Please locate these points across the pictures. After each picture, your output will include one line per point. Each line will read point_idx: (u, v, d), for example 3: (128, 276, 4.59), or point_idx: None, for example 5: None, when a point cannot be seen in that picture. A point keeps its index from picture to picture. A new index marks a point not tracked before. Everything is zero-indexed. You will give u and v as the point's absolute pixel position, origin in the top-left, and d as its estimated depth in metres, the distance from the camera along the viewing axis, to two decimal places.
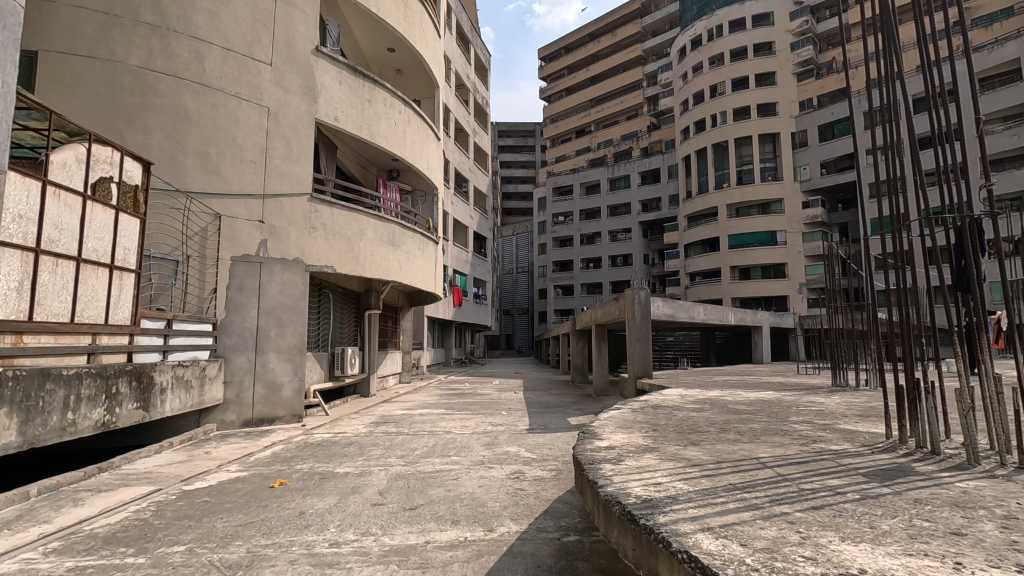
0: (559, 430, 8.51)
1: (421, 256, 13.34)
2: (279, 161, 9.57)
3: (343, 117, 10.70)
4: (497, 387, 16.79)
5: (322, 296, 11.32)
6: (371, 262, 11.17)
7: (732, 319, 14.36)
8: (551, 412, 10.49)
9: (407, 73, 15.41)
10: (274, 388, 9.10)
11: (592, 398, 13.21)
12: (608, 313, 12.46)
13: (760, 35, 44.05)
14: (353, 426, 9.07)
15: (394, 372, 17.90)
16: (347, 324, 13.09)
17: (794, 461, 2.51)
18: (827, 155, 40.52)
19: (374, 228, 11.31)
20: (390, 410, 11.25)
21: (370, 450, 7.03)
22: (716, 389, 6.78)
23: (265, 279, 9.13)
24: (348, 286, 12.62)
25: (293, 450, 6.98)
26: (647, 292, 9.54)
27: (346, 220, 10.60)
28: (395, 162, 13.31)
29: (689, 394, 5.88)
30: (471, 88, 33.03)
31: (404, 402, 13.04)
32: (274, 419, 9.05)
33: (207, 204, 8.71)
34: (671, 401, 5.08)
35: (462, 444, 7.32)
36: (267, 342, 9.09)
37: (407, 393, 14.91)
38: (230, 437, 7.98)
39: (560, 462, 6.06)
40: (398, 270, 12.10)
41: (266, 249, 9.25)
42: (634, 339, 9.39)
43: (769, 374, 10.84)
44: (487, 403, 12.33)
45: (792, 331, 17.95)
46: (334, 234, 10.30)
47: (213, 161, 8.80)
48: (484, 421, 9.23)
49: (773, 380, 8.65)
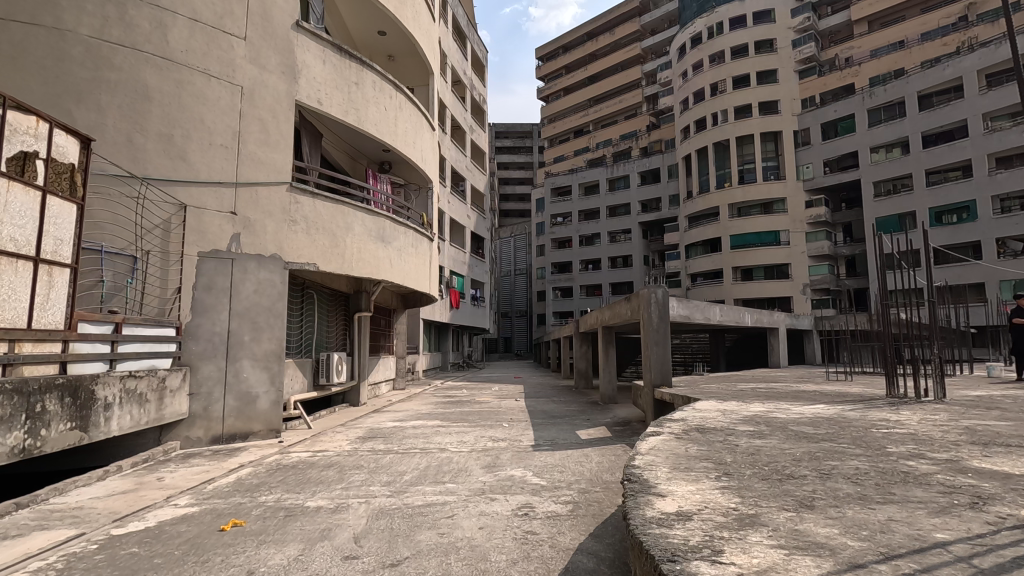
0: (570, 447, 7.52)
1: (415, 254, 12.34)
2: (254, 146, 8.58)
3: (328, 100, 9.72)
4: (496, 394, 15.81)
5: (306, 297, 10.36)
6: (358, 260, 10.16)
7: (749, 320, 13.42)
8: (558, 424, 9.52)
9: (400, 60, 14.49)
10: (248, 400, 8.12)
11: (600, 406, 12.25)
12: (617, 314, 11.51)
13: (762, 32, 43.24)
14: (336, 442, 8.04)
15: (388, 379, 16.90)
16: (335, 328, 12.11)
17: (1015, 557, 1.53)
18: (830, 154, 39.94)
19: (362, 222, 10.31)
20: (380, 422, 10.25)
21: (351, 474, 6.03)
22: (755, 402, 5.82)
23: (238, 277, 8.19)
24: (335, 286, 11.63)
25: (262, 475, 5.97)
26: (666, 291, 8.52)
27: (330, 213, 9.61)
28: (386, 153, 12.35)
29: (731, 410, 4.89)
30: (467, 84, 32.09)
31: (396, 411, 12.04)
32: (248, 435, 8.07)
33: (170, 192, 7.72)
34: (717, 422, 4.09)
35: (459, 465, 6.33)
36: (240, 348, 8.12)
37: (400, 402, 13.90)
38: (192, 459, 6.92)
39: (576, 492, 5.07)
40: (389, 269, 11.12)
41: (238, 244, 8.26)
42: (650, 343, 8.40)
43: (797, 380, 9.89)
44: (486, 413, 11.34)
45: (808, 333, 17.02)
46: (317, 228, 9.33)
47: (178, 145, 7.83)
48: (484, 437, 8.23)
49: (808, 390, 7.67)
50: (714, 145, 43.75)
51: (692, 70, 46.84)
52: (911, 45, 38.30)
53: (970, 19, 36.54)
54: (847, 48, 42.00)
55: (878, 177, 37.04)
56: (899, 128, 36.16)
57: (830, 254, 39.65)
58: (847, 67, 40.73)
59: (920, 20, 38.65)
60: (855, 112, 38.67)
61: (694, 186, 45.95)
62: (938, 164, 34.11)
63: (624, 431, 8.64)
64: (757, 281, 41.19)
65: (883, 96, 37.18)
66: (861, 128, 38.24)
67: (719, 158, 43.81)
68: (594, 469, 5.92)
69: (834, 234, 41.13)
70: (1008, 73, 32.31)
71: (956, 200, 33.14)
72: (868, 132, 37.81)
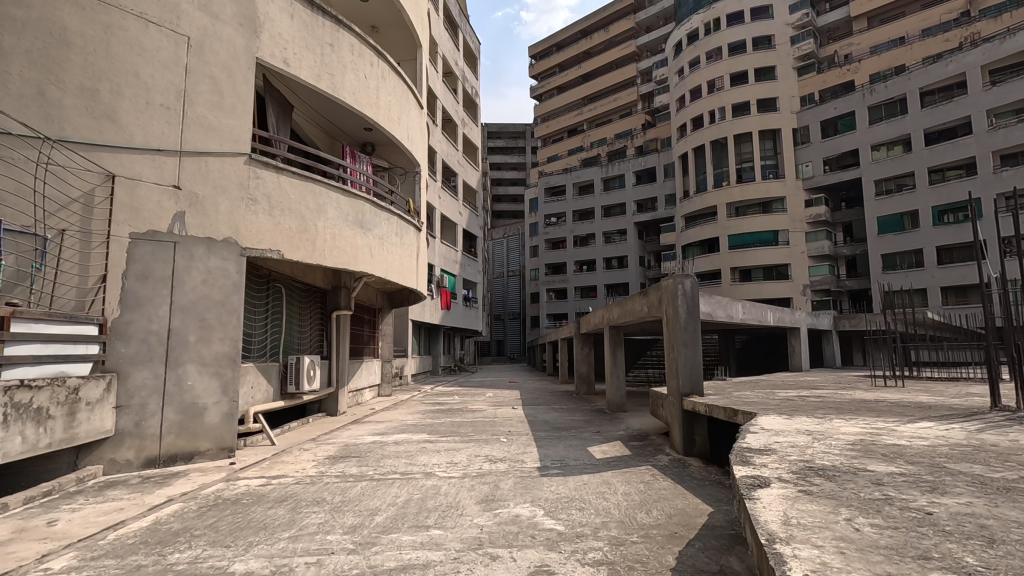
0: (586, 470, 6.13)
1: (400, 245, 10.95)
2: (203, 109, 7.18)
3: (296, 61, 8.33)
4: (491, 401, 14.40)
5: (272, 291, 9.00)
6: (332, 248, 8.77)
7: (772, 319, 12.15)
8: (564, 438, 8.13)
9: (385, 32, 13.16)
10: (194, 412, 6.78)
11: (607, 416, 10.90)
12: (628, 311, 10.20)
13: (760, 28, 42.24)
14: (299, 465, 6.59)
15: (371, 385, 15.44)
16: (308, 329, 10.72)
17: None
18: (830, 152, 38.92)
19: (336, 203, 8.93)
20: (358, 437, 8.84)
21: (305, 514, 4.60)
22: (826, 417, 4.52)
23: (183, 264, 6.83)
24: (308, 280, 10.26)
25: (188, 517, 4.52)
26: (696, 281, 7.16)
27: (299, 193, 8.24)
28: (369, 130, 11.00)
29: (822, 435, 3.53)
30: (459, 76, 30.78)
31: (378, 421, 10.63)
32: (192, 455, 6.71)
33: (94, 158, 6.31)
34: (822, 458, 2.76)
35: (449, 500, 4.95)
36: (183, 351, 6.76)
37: (384, 411, 12.45)
38: (111, 489, 5.47)
39: (609, 545, 3.71)
40: (369, 261, 9.73)
41: (183, 225, 6.87)
42: (677, 343, 7.08)
43: (839, 386, 8.64)
44: (481, 424, 9.94)
45: (828, 334, 15.83)
46: (283, 210, 7.96)
47: (105, 102, 6.42)
48: (480, 457, 6.86)
49: (866, 399, 6.37)
50: (711, 143, 42.64)
51: (688, 68, 45.85)
52: (912, 41, 37.48)
53: (972, 15, 35.76)
54: (847, 45, 41.19)
55: (879, 175, 36.03)
56: (901, 125, 35.23)
57: (831, 254, 38.61)
58: (846, 64, 39.89)
59: (921, 16, 37.87)
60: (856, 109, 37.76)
61: (691, 185, 44.80)
62: (941, 162, 33.16)
63: (645, 448, 7.32)
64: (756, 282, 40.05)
65: (885, 92, 36.29)
66: (862, 125, 37.32)
67: (717, 157, 42.65)
68: (619, 507, 4.54)
69: (834, 234, 40.16)
70: (1011, 69, 31.55)
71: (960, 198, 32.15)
72: (868, 129, 36.86)
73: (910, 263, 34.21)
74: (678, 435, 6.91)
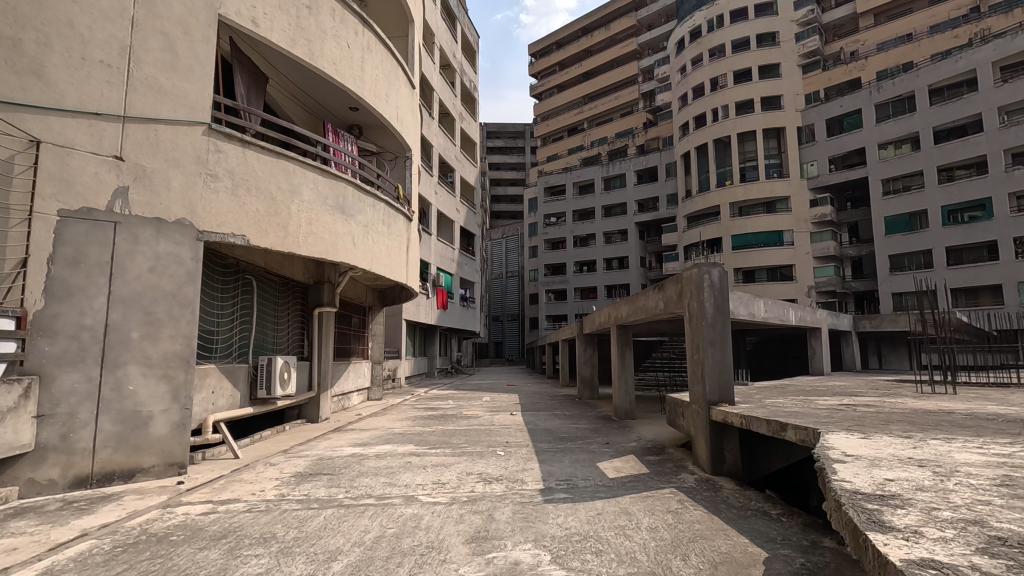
0: (598, 493, 5.14)
1: (388, 236, 9.95)
2: (153, 69, 6.19)
3: (266, 22, 7.33)
4: (487, 406, 13.38)
5: (239, 283, 8.01)
6: (307, 234, 7.74)
7: (793, 318, 11.17)
8: (569, 451, 7.11)
9: (373, 6, 12.15)
10: (137, 422, 5.78)
11: (614, 424, 9.90)
12: (639, 309, 9.20)
13: (764, 24, 41.31)
14: (258, 486, 5.57)
15: (360, 389, 14.44)
16: (285, 327, 9.73)
17: None
18: (835, 150, 37.96)
19: (313, 184, 7.92)
20: (335, 448, 7.79)
21: (243, 559, 3.57)
22: (911, 437, 3.51)
23: (126, 248, 5.84)
24: (284, 272, 9.26)
25: (91, 564, 3.50)
26: (725, 271, 6.09)
27: (269, 173, 7.24)
28: (356, 109, 10.13)
29: (948, 470, 2.49)
30: (457, 69, 29.81)
31: (361, 429, 9.61)
32: (135, 472, 5.72)
33: (15, 120, 5.30)
34: (998, 520, 1.75)
35: (432, 538, 3.94)
36: (126, 349, 5.77)
37: (371, 417, 11.45)
38: (18, 519, 4.45)
39: None
40: (352, 250, 8.70)
41: (126, 203, 5.88)
42: (703, 343, 6.01)
43: (881, 394, 7.63)
44: (475, 434, 8.92)
45: (847, 335, 14.89)
46: (249, 189, 6.96)
47: (31, 55, 5.41)
48: (472, 475, 5.84)
49: (925, 410, 5.39)
50: (714, 142, 41.69)
51: (691, 65, 44.92)
52: (920, 38, 36.56)
53: (982, 10, 34.86)
54: (853, 42, 40.34)
55: (887, 175, 35.05)
56: (909, 123, 34.28)
57: (836, 255, 37.58)
58: (853, 61, 38.98)
59: (929, 12, 36.97)
60: (863, 107, 36.86)
61: (693, 184, 43.84)
62: (950, 161, 32.21)
63: (663, 464, 6.32)
64: (759, 283, 39.03)
65: (892, 90, 35.38)
66: (869, 123, 36.37)
67: (720, 156, 41.68)
68: (646, 552, 3.54)
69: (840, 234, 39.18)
70: None
71: (970, 198, 31.25)
72: (875, 128, 35.93)
73: (919, 264, 33.28)
74: (704, 449, 5.91)
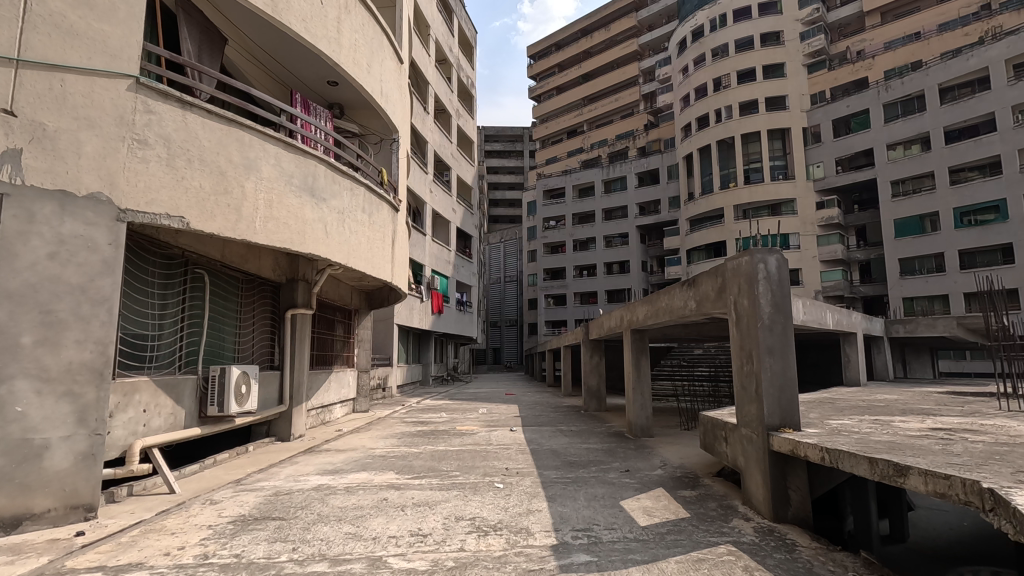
0: (632, 552, 3.83)
1: (370, 227, 8.65)
2: (61, 4, 4.86)
3: None
4: (484, 420, 12.02)
5: (184, 278, 6.72)
6: (267, 219, 6.43)
7: (831, 321, 9.91)
8: (584, 484, 5.80)
9: None
10: (27, 453, 4.44)
11: (630, 444, 8.58)
12: (659, 310, 7.92)
13: (769, 23, 40.15)
14: (180, 540, 4.22)
15: (343, 400, 13.05)
16: (249, 331, 8.44)
17: None
18: (842, 151, 36.75)
19: (274, 159, 6.61)
20: (299, 478, 6.43)
21: None
22: None
23: (16, 229, 4.53)
24: (246, 266, 7.97)
25: None
26: (783, 261, 4.81)
27: (217, 143, 5.94)
28: (334, 83, 8.92)
29: None
30: (454, 64, 28.64)
31: (336, 451, 8.22)
32: (22, 521, 4.39)
33: None
34: None
35: None
36: (11, 360, 4.43)
37: (352, 434, 10.10)
38: None
39: None
40: (325, 240, 7.39)
41: (19, 169, 4.56)
42: (758, 351, 4.67)
43: (957, 411, 6.32)
44: (466, 457, 7.58)
45: (879, 341, 13.71)
46: (189, 160, 5.64)
47: None
48: (462, 523, 4.53)
49: None
50: (718, 143, 40.42)
51: (693, 65, 43.73)
52: (928, 36, 35.35)
53: (993, 8, 33.78)
54: (859, 41, 39.27)
55: (896, 176, 33.87)
56: (918, 123, 33.14)
57: (844, 258, 36.35)
58: (859, 60, 37.87)
59: (939, 10, 35.91)
60: (870, 107, 35.75)
61: (696, 187, 42.57)
62: (962, 161, 31.07)
63: (708, 504, 4.98)
64: None
65: (900, 89, 34.27)
66: (876, 124, 35.23)
67: (723, 158, 40.34)
68: None
69: (847, 237, 37.87)
70: None
71: (983, 199, 30.10)
72: (884, 128, 34.74)
73: (931, 267, 32.00)
74: (762, 489, 4.58)
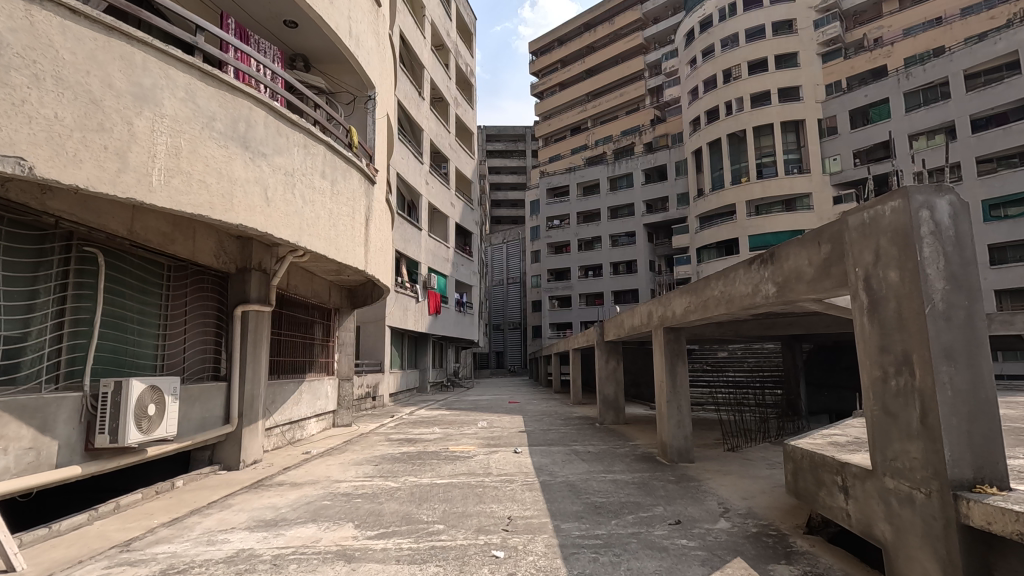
0: None
1: (333, 198, 6.85)
2: None
3: None
4: (483, 437, 10.14)
5: (63, 258, 4.89)
6: (172, 176, 4.60)
7: None
8: (625, 553, 3.91)
9: None
10: None
11: (666, 474, 6.74)
12: (708, 299, 6.02)
13: (780, 11, 37.91)
14: None
15: (321, 414, 11.23)
16: (176, 332, 6.57)
17: None
18: (860, 143, 34.41)
19: (184, 92, 4.80)
20: (214, 538, 4.51)
21: None
22: None
23: None
24: (173, 248, 6.15)
25: None
26: (957, 205, 2.95)
27: (88, 58, 4.09)
28: (292, 22, 7.13)
29: None
30: (452, 50, 26.88)
31: (287, 488, 6.32)
32: None
33: None
34: None
35: None
36: None
37: (323, 457, 8.27)
38: None
39: None
40: (264, 210, 5.57)
41: None
42: (926, 353, 2.81)
43: None
44: (454, 500, 5.69)
45: None
46: (36, 76, 3.74)
47: None
48: None
49: None
50: (728, 137, 38.39)
51: (701, 57, 41.72)
52: (951, 21, 33.06)
53: None
54: (876, 28, 36.89)
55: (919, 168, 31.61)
56: (942, 112, 30.84)
57: None
58: (877, 47, 35.59)
59: None
60: (889, 96, 33.42)
61: (705, 182, 40.61)
62: (990, 151, 29.00)
63: None
64: None
65: (922, 77, 31.94)
66: (897, 114, 32.87)
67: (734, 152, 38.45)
68: None
69: None
70: None
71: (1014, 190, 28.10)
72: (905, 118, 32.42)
73: None
74: None
